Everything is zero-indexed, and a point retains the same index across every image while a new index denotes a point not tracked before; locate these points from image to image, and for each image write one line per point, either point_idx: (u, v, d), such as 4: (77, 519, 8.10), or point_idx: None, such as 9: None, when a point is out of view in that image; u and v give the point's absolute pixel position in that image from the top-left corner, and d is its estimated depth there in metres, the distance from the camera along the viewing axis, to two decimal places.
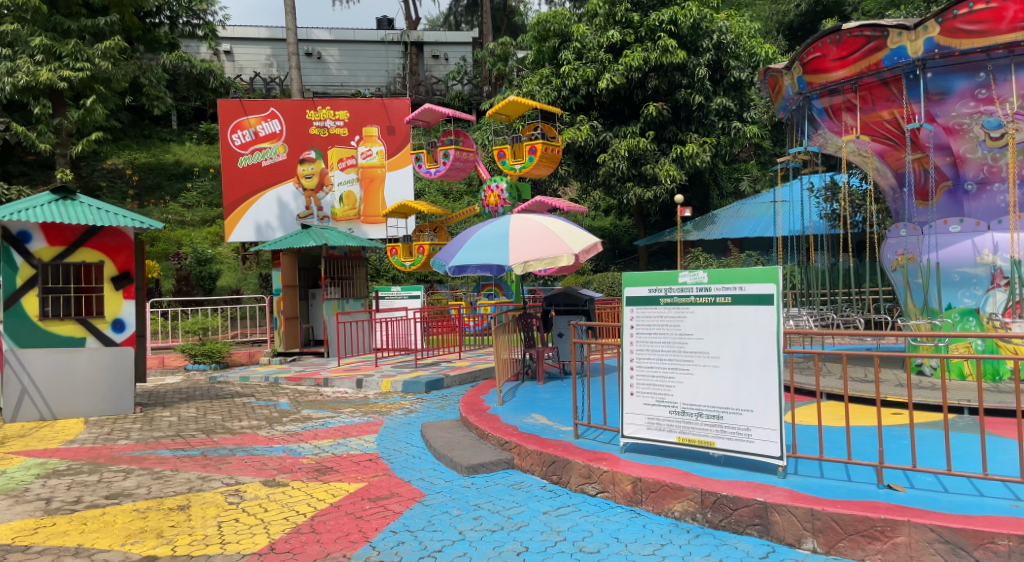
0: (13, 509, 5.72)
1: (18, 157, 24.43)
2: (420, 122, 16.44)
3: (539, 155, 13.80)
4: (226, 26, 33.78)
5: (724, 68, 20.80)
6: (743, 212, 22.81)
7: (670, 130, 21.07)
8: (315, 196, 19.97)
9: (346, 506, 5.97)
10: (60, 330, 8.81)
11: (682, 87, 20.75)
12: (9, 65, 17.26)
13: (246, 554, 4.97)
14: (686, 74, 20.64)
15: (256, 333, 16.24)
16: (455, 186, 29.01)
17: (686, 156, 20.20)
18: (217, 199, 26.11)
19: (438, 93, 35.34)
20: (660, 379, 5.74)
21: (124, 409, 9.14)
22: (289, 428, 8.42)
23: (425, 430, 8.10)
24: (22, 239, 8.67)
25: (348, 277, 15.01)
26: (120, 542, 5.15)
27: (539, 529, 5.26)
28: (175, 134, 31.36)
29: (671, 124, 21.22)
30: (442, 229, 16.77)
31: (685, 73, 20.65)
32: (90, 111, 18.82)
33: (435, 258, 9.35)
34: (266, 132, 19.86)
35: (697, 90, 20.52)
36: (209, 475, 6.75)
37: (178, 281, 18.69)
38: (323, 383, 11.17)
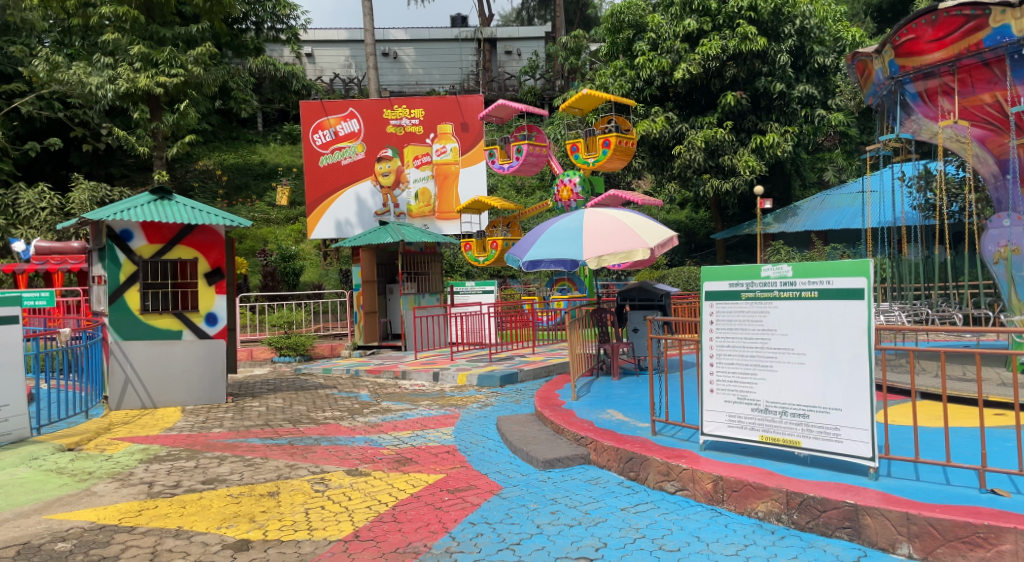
0: (119, 492, 6.08)
1: (119, 160, 25.83)
2: (493, 119, 16.58)
3: (612, 148, 13.67)
4: (308, 30, 34.93)
5: (807, 54, 20.07)
6: (827, 202, 22.01)
7: (750, 120, 20.55)
8: (391, 194, 20.34)
9: (426, 496, 6.10)
10: (159, 323, 9.38)
11: (762, 75, 20.09)
12: (111, 73, 18.29)
13: (332, 540, 5.14)
14: (766, 62, 19.97)
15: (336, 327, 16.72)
16: (528, 181, 29.11)
17: (766, 146, 19.61)
18: (299, 198, 27.07)
19: (511, 88, 35.43)
20: (741, 377, 5.61)
21: (217, 399, 9.44)
22: (370, 420, 8.65)
23: (501, 423, 8.17)
24: (125, 237, 9.15)
25: (423, 272, 15.35)
26: (216, 526, 5.42)
27: (617, 525, 5.23)
28: (261, 135, 32.60)
29: (751, 114, 20.68)
30: (515, 225, 16.53)
31: (765, 60, 19.97)
32: (183, 116, 19.70)
33: (509, 254, 9.30)
34: (345, 132, 20.46)
35: (779, 78, 19.87)
36: (296, 463, 7.03)
37: (264, 276, 19.47)
38: (401, 376, 11.45)
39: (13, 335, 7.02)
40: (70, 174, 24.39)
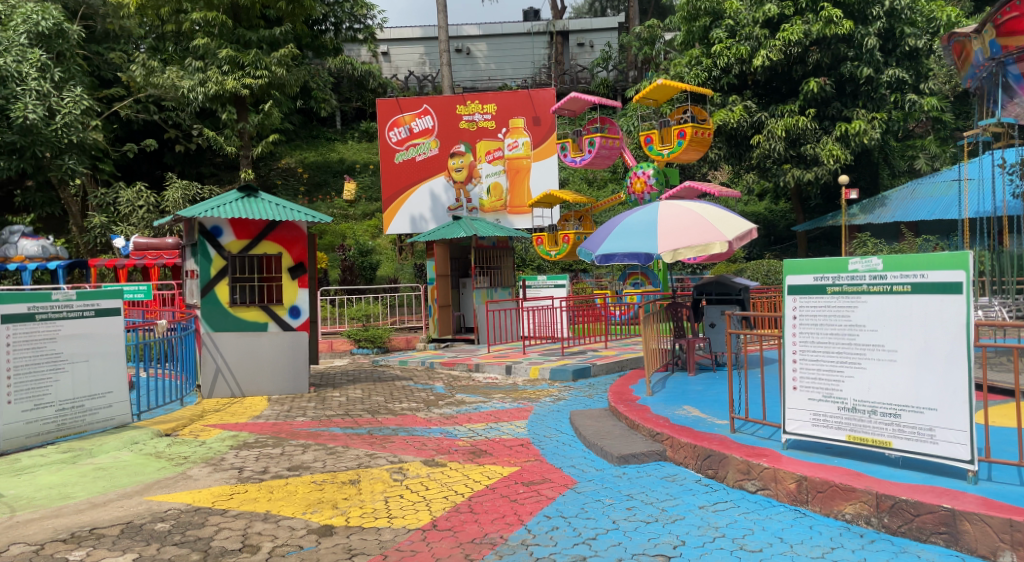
0: (212, 477, 6.39)
1: (209, 160, 26.74)
2: (564, 112, 16.55)
3: (688, 139, 13.41)
4: (384, 29, 35.67)
5: (897, 36, 19.07)
6: (918, 191, 20.97)
7: (834, 107, 19.74)
8: (464, 189, 20.53)
9: (501, 489, 6.15)
10: (247, 316, 9.77)
11: (848, 60, 19.29)
12: (201, 76, 19.35)
13: (411, 528, 5.26)
14: (852, 45, 19.15)
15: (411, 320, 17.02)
16: (600, 174, 28.92)
17: (852, 133, 18.82)
18: (376, 194, 27.68)
19: (583, 81, 35.23)
20: (827, 374, 5.41)
21: (300, 389, 9.76)
22: (446, 411, 8.79)
23: (574, 417, 8.15)
24: (215, 233, 9.56)
25: (495, 266, 15.46)
26: (302, 511, 5.62)
27: (695, 524, 5.14)
28: (339, 133, 33.50)
29: (836, 101, 19.86)
30: (587, 218, 16.46)
31: (851, 44, 19.16)
32: (267, 116, 20.43)
33: (582, 249, 9.26)
34: (420, 128, 20.87)
35: (866, 62, 18.95)
36: (375, 452, 7.21)
37: (343, 270, 20.04)
38: (475, 368, 11.58)
39: (115, 326, 7.48)
40: (163, 173, 25.72)
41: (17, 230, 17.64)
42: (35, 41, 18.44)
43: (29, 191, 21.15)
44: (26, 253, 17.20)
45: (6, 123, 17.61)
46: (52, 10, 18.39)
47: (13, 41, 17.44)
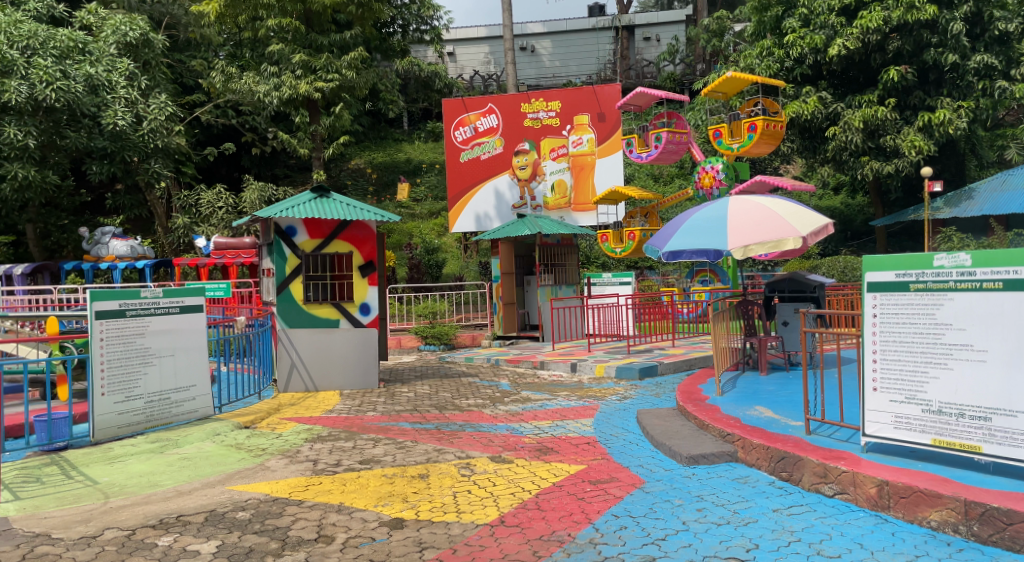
0: (289, 468, 6.62)
1: (282, 163, 27.38)
2: (631, 107, 16.40)
3: (759, 133, 13.06)
4: (449, 30, 36.08)
5: (985, 20, 18.08)
6: (1009, 183, 19.95)
7: (916, 96, 18.89)
8: (529, 186, 20.52)
9: (568, 486, 6.14)
10: (320, 313, 10.02)
11: (931, 47, 18.30)
12: (276, 81, 20.09)
13: (479, 523, 5.31)
14: (936, 32, 18.22)
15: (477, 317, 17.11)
16: (666, 169, 28.51)
17: (936, 123, 17.94)
18: (442, 192, 28.04)
19: (649, 75, 34.77)
20: (910, 375, 5.15)
21: (370, 384, 10.03)
22: (511, 408, 8.84)
23: (641, 416, 8.06)
24: (290, 233, 9.86)
25: (560, 264, 15.43)
26: (374, 504, 5.75)
27: (769, 527, 5.00)
28: (406, 133, 34.04)
29: (918, 90, 19.07)
30: (654, 214, 16.31)
31: (935, 30, 18.28)
32: (338, 118, 20.91)
33: (648, 246, 9.14)
34: (484, 127, 21.02)
35: (951, 48, 18.04)
36: (443, 447, 7.32)
37: (410, 268, 20.37)
38: (540, 365, 11.61)
39: (198, 322, 7.82)
40: (240, 175, 26.71)
41: (108, 231, 18.62)
42: (123, 51, 19.54)
43: (119, 194, 22.38)
44: (117, 253, 18.21)
45: (99, 129, 18.67)
46: (138, 21, 19.37)
47: (103, 51, 18.43)
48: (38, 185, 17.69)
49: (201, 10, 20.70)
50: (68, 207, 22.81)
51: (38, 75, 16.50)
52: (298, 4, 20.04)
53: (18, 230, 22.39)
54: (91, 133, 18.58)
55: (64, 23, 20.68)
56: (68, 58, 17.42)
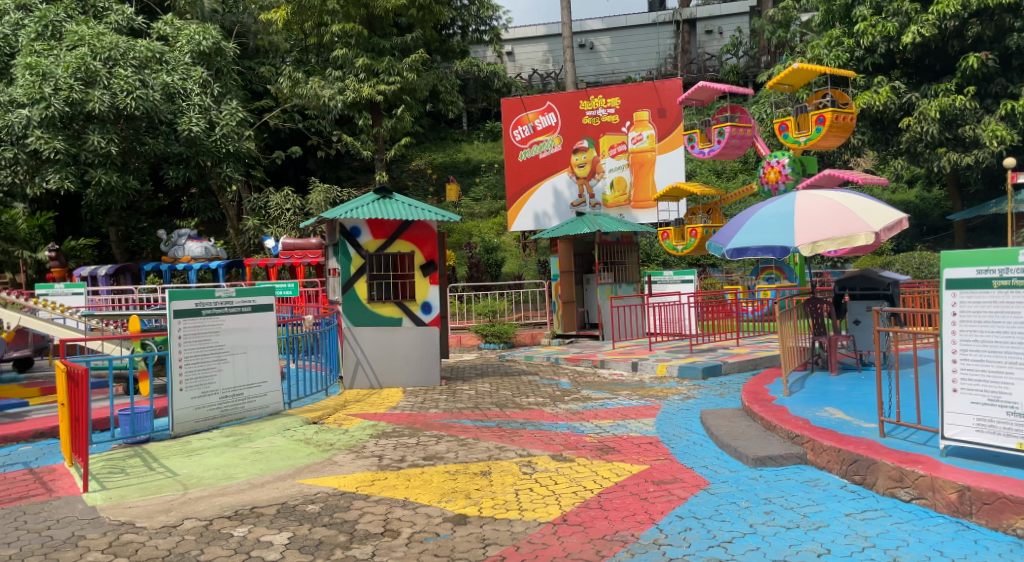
0: (355, 463, 6.77)
1: (346, 165, 27.76)
2: (693, 102, 16.14)
3: (827, 125, 12.68)
4: (509, 29, 36.25)
5: None
6: None
7: (998, 83, 17.98)
8: (587, 184, 20.49)
9: (631, 486, 6.09)
10: (384, 312, 10.27)
11: (1014, 32, 17.53)
12: (341, 86, 20.69)
13: (542, 521, 5.32)
14: (1019, 16, 17.32)
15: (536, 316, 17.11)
16: (729, 165, 27.96)
17: (1020, 111, 17.02)
18: (500, 191, 28.21)
19: (712, 69, 34.16)
20: (993, 377, 4.90)
21: (432, 381, 10.09)
22: (572, 407, 8.82)
23: (705, 417, 7.91)
24: (354, 234, 10.07)
25: (620, 262, 15.30)
26: (438, 499, 5.83)
27: (842, 532, 4.84)
28: (466, 134, 34.30)
29: (1000, 76, 18.13)
30: (716, 211, 16.11)
31: (1018, 14, 17.36)
32: (400, 120, 21.33)
33: (711, 243, 8.99)
34: (543, 126, 21.04)
35: None
36: (505, 445, 7.36)
37: (470, 267, 20.54)
38: (601, 364, 11.55)
39: (268, 321, 8.06)
40: (306, 178, 27.44)
41: (184, 233, 19.47)
42: (197, 60, 20.23)
43: (193, 197, 23.35)
44: (193, 254, 19.05)
45: (174, 136, 19.52)
46: (211, 31, 20.06)
47: (179, 61, 19.39)
48: (120, 190, 18.62)
49: (269, 18, 21.43)
50: (147, 211, 23.97)
51: (119, 85, 17.37)
52: (361, 9, 20.47)
53: (102, 233, 23.66)
54: (167, 139, 19.29)
55: (143, 35, 21.84)
56: (147, 67, 18.44)
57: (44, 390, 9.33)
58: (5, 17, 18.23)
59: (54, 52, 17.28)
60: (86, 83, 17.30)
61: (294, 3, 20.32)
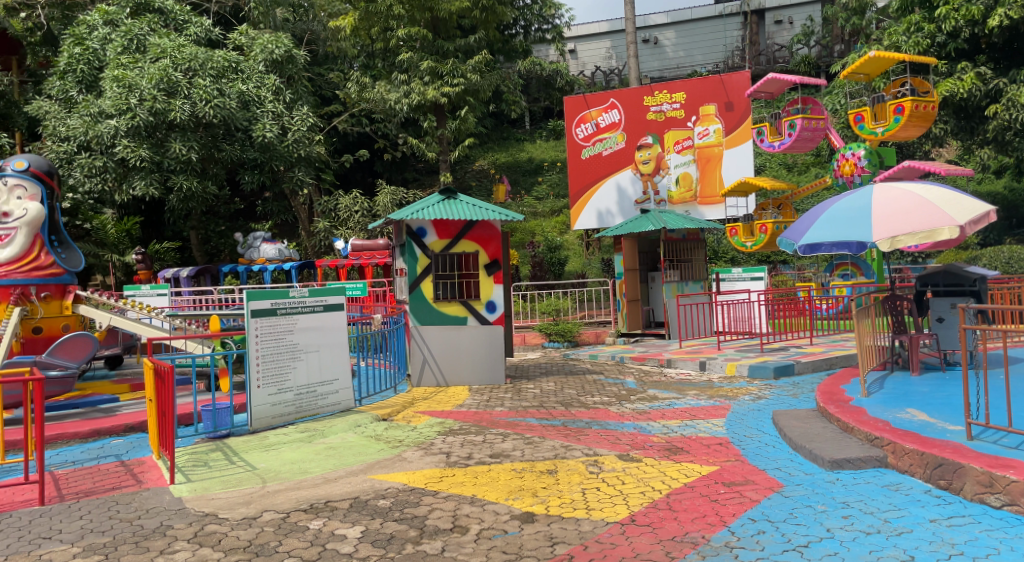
0: (424, 460, 6.89)
1: (412, 167, 28.24)
2: (761, 95, 15.71)
3: (907, 115, 12.16)
4: (571, 27, 36.16)
5: None
6: None
7: None
8: (652, 180, 20.27)
9: (700, 487, 5.99)
10: (450, 311, 10.25)
11: None
12: (407, 89, 21.12)
13: (610, 521, 5.29)
14: None
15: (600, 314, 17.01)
16: (800, 158, 27.12)
17: None
18: (563, 190, 28.16)
19: (781, 60, 33.28)
20: None
21: (497, 380, 10.25)
22: (638, 406, 8.74)
23: (777, 418, 7.70)
24: (420, 234, 10.22)
25: (687, 259, 15.04)
26: (505, 497, 5.87)
27: (926, 538, 4.63)
28: (528, 133, 34.33)
29: None
30: (788, 206, 15.54)
31: None
32: (463, 121, 21.59)
33: (783, 240, 8.78)
34: (606, 123, 20.88)
35: None
36: (571, 444, 7.34)
37: (533, 266, 20.58)
38: (667, 364, 11.40)
39: (339, 320, 8.30)
40: (373, 180, 28.06)
41: (259, 235, 20.20)
42: (270, 68, 20.91)
43: (268, 201, 24.17)
44: (267, 256, 19.76)
45: (250, 142, 20.30)
46: (283, 39, 20.72)
47: (254, 69, 20.11)
48: (199, 195, 19.44)
49: (337, 25, 21.98)
50: (224, 215, 25.01)
51: (199, 94, 18.25)
52: (425, 12, 20.87)
53: (183, 237, 24.80)
54: (244, 145, 20.16)
55: (219, 45, 22.75)
56: (224, 77, 19.25)
57: (133, 386, 9.86)
58: (94, 32, 19.24)
59: (139, 65, 18.24)
60: (168, 93, 18.18)
61: (360, 8, 21.01)
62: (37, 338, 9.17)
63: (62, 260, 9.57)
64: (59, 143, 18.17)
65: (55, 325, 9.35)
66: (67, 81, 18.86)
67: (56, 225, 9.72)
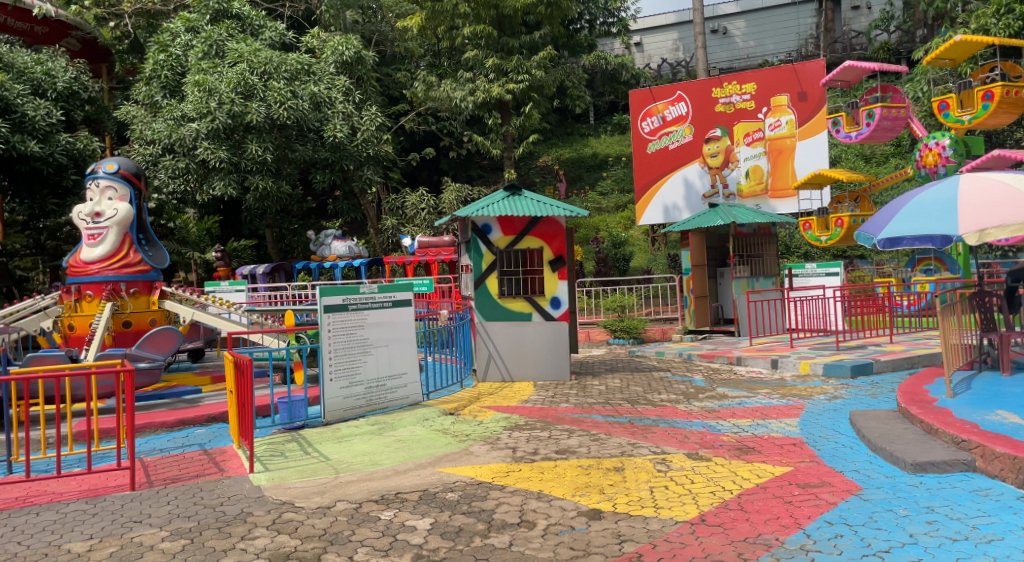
0: (490, 454, 6.94)
1: (477, 163, 28.49)
2: (837, 84, 15.16)
3: (997, 101, 11.52)
4: (637, 20, 35.82)
5: None
6: None
7: None
8: (721, 174, 19.82)
9: (774, 488, 5.83)
10: (515, 307, 10.32)
11: None
12: (473, 86, 21.27)
13: (679, 520, 5.20)
14: None
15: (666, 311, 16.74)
16: (878, 149, 26.08)
17: None
18: (628, 185, 27.87)
19: (859, 47, 32.04)
20: None
21: (562, 376, 10.27)
22: (707, 404, 8.58)
23: (854, 418, 7.44)
24: (485, 231, 10.32)
25: (757, 255, 14.69)
26: (571, 493, 5.86)
27: (1019, 547, 4.39)
28: (593, 128, 34.06)
29: None
30: (865, 199, 14.95)
31: None
32: (528, 117, 21.67)
33: (862, 234, 8.50)
34: (673, 116, 20.52)
35: None
36: (638, 442, 7.27)
37: (597, 262, 20.44)
38: (737, 361, 11.17)
39: (407, 315, 8.43)
40: (439, 178, 28.42)
41: (330, 233, 20.79)
42: (340, 69, 21.48)
43: (338, 200, 24.77)
44: (338, 253, 20.30)
45: (322, 142, 21.01)
46: (353, 41, 21.21)
47: (325, 71, 20.68)
48: (275, 194, 20.06)
49: (405, 25, 22.38)
50: (297, 213, 25.78)
51: (274, 97, 18.90)
52: (491, 10, 21.20)
53: (259, 235, 25.72)
54: (316, 146, 20.87)
55: (293, 48, 23.47)
56: (298, 79, 19.88)
57: (214, 378, 10.30)
58: (177, 38, 20.14)
59: (219, 69, 19.04)
60: (245, 96, 18.86)
61: (429, 8, 21.41)
62: (126, 331, 9.70)
63: (149, 257, 10.05)
64: (146, 146, 19.17)
65: (143, 319, 9.83)
66: (153, 86, 19.97)
67: (143, 224, 10.24)
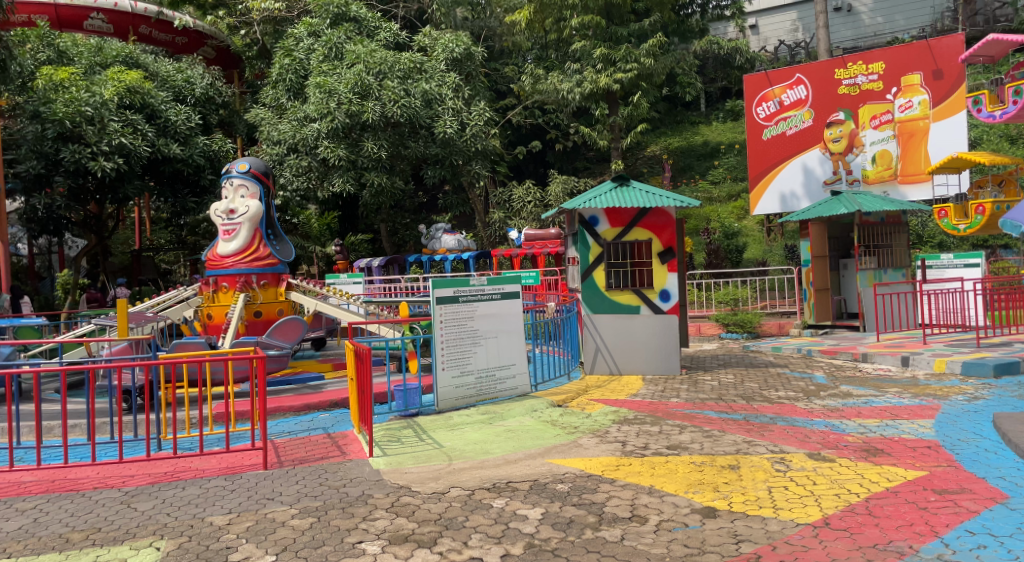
0: (600, 447, 6.91)
1: (583, 155, 28.37)
2: (978, 60, 13.99)
3: None
4: (752, 1, 34.55)
5: None
6: None
7: None
8: (843, 159, 18.86)
9: (906, 494, 5.46)
10: (623, 299, 10.17)
11: None
12: (580, 77, 21.29)
13: (801, 522, 4.98)
14: None
15: (782, 304, 16.08)
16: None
17: None
18: (741, 173, 26.91)
19: (1003, 19, 29.40)
20: None
21: (671, 370, 10.12)
22: (829, 403, 8.15)
23: (999, 420, 6.86)
24: (593, 223, 10.26)
25: (884, 244, 13.81)
26: (684, 489, 5.74)
27: None
28: (704, 115, 33.02)
29: None
30: (1011, 183, 13.56)
31: None
32: (636, 107, 21.35)
33: (1009, 221, 7.80)
34: (791, 100, 19.68)
35: None
36: (754, 439, 7.01)
37: (708, 254, 19.85)
38: (862, 358, 10.61)
39: (516, 307, 8.55)
40: (545, 171, 28.52)
41: (440, 227, 21.22)
42: (450, 66, 21.98)
43: (449, 195, 25.12)
44: (448, 246, 20.75)
45: (433, 139, 21.39)
46: (462, 38, 21.91)
47: (436, 68, 21.26)
48: (389, 190, 20.75)
49: (514, 19, 22.54)
50: (409, 208, 26.65)
51: (388, 95, 19.66)
52: None
53: (374, 230, 26.79)
54: (428, 142, 21.19)
55: (406, 48, 24.40)
56: (411, 77, 20.59)
57: (336, 366, 10.88)
58: (300, 43, 21.23)
59: (338, 70, 20.00)
60: (362, 95, 19.70)
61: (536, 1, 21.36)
62: (257, 320, 10.34)
63: (277, 251, 10.67)
64: (272, 146, 20.35)
65: (272, 309, 10.46)
66: (279, 89, 21.16)
67: (272, 220, 10.89)
